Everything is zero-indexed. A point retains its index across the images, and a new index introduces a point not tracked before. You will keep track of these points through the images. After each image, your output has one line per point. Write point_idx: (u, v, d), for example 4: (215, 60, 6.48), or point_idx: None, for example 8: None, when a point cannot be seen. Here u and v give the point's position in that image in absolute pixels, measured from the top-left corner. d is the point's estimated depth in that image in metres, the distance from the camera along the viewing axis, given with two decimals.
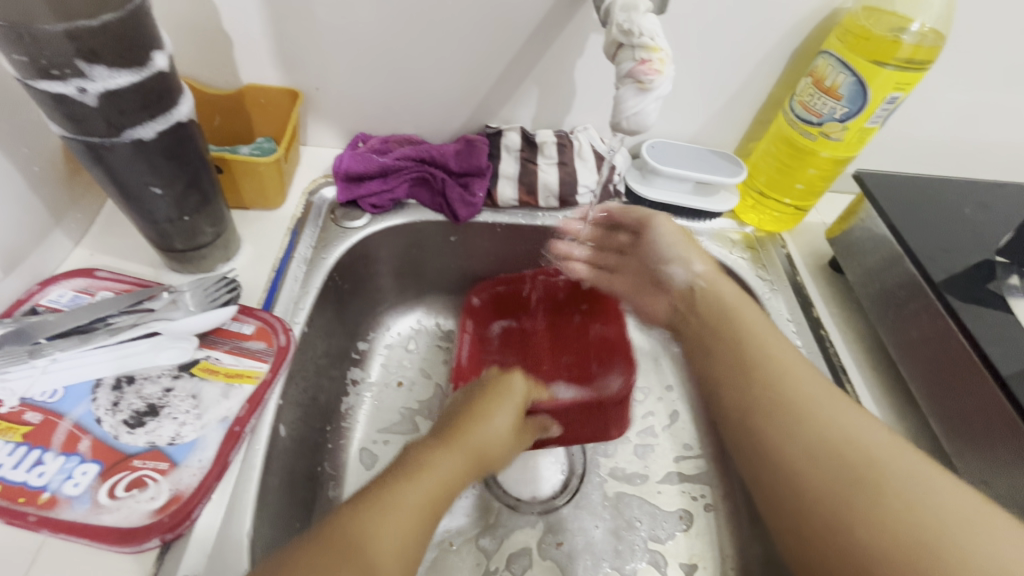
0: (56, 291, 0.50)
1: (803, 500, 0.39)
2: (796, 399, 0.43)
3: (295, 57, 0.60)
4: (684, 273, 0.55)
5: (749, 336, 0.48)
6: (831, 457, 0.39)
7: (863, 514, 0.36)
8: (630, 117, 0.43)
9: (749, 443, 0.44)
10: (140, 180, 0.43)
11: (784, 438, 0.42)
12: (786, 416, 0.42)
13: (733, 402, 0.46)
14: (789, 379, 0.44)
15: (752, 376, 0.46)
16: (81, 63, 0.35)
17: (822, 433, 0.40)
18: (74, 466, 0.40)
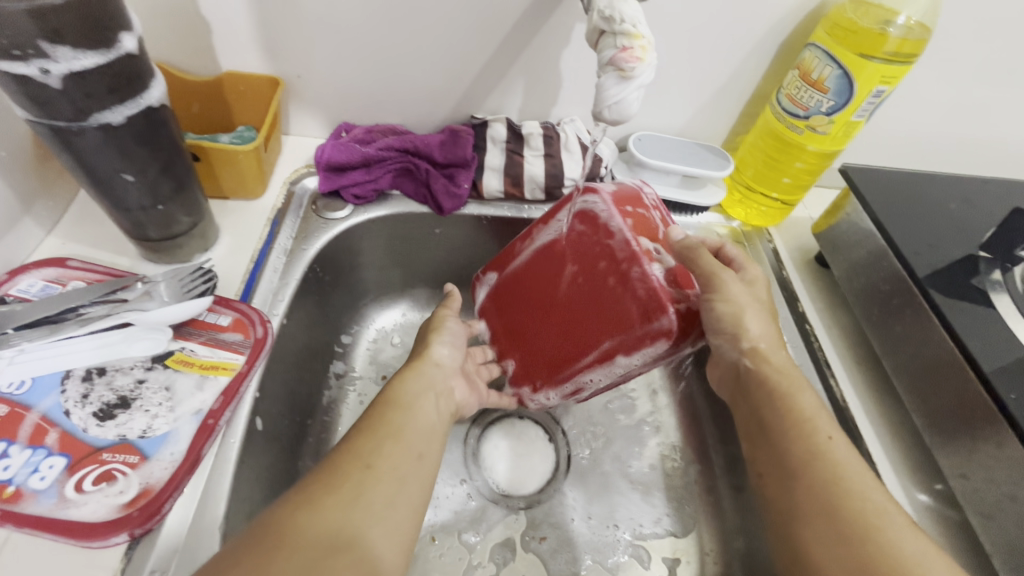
0: (26, 280, 0.49)
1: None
2: (853, 509, 0.38)
3: (275, 42, 0.58)
4: (730, 350, 0.47)
5: (802, 424, 0.43)
6: (874, 572, 0.35)
7: None
8: (612, 106, 0.42)
9: (786, 548, 0.40)
10: (111, 167, 0.42)
11: (829, 550, 0.37)
12: (839, 525, 0.38)
13: (782, 498, 0.41)
14: (842, 480, 0.39)
15: (801, 477, 0.41)
16: (42, 43, 0.33)
17: (871, 554, 0.36)
18: (40, 459, 0.39)
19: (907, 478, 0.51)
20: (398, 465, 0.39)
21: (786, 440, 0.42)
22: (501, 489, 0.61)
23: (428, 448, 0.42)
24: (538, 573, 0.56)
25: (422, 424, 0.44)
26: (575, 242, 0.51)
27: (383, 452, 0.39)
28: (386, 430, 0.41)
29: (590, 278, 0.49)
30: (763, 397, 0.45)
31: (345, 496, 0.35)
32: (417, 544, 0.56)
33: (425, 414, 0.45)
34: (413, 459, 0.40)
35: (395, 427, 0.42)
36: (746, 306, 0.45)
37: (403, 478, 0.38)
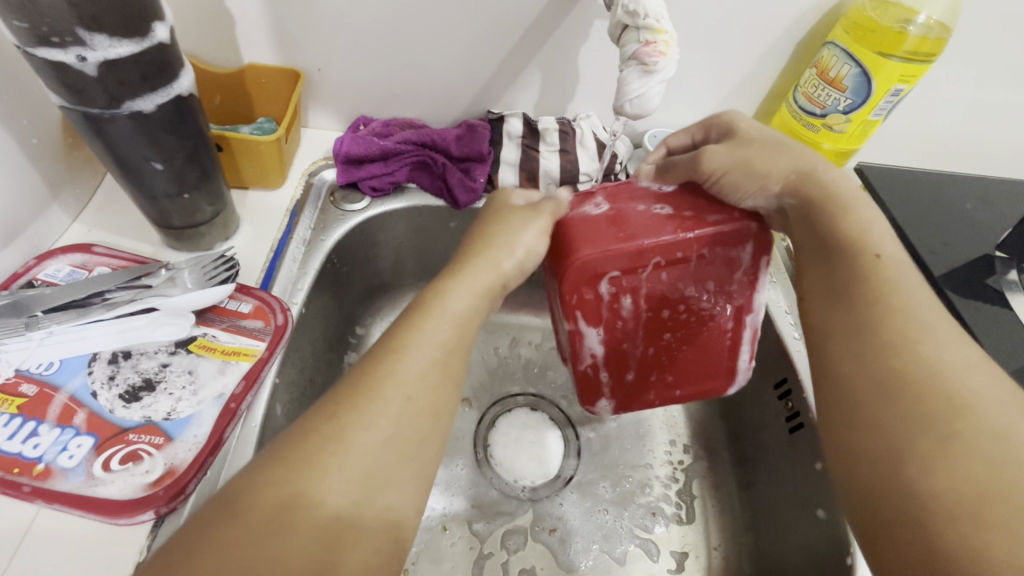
0: (53, 265, 0.50)
1: (856, 435, 0.35)
2: (896, 328, 0.35)
3: (297, 36, 0.59)
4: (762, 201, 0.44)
5: (850, 245, 0.40)
6: (911, 394, 0.33)
7: (929, 458, 0.31)
8: (634, 100, 0.42)
9: (817, 360, 0.39)
10: (141, 154, 0.43)
11: (860, 366, 0.35)
12: (879, 339, 0.35)
13: (820, 317, 0.39)
14: (892, 294, 0.37)
15: (845, 292, 0.38)
16: (81, 31, 0.34)
17: (909, 367, 0.34)
18: (69, 438, 0.40)
19: None
20: (409, 425, 0.34)
21: (830, 258, 0.40)
22: (512, 479, 0.61)
23: (456, 358, 0.38)
24: (549, 563, 0.57)
25: (453, 329, 0.39)
26: (621, 300, 0.47)
27: (389, 414, 0.34)
28: (394, 381, 0.35)
29: (656, 285, 0.47)
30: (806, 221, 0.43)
31: (348, 480, 0.31)
32: (430, 532, 0.56)
33: (466, 324, 0.40)
34: (424, 416, 0.35)
35: (441, 338, 0.38)
36: (744, 156, 0.44)
37: (416, 445, 0.34)
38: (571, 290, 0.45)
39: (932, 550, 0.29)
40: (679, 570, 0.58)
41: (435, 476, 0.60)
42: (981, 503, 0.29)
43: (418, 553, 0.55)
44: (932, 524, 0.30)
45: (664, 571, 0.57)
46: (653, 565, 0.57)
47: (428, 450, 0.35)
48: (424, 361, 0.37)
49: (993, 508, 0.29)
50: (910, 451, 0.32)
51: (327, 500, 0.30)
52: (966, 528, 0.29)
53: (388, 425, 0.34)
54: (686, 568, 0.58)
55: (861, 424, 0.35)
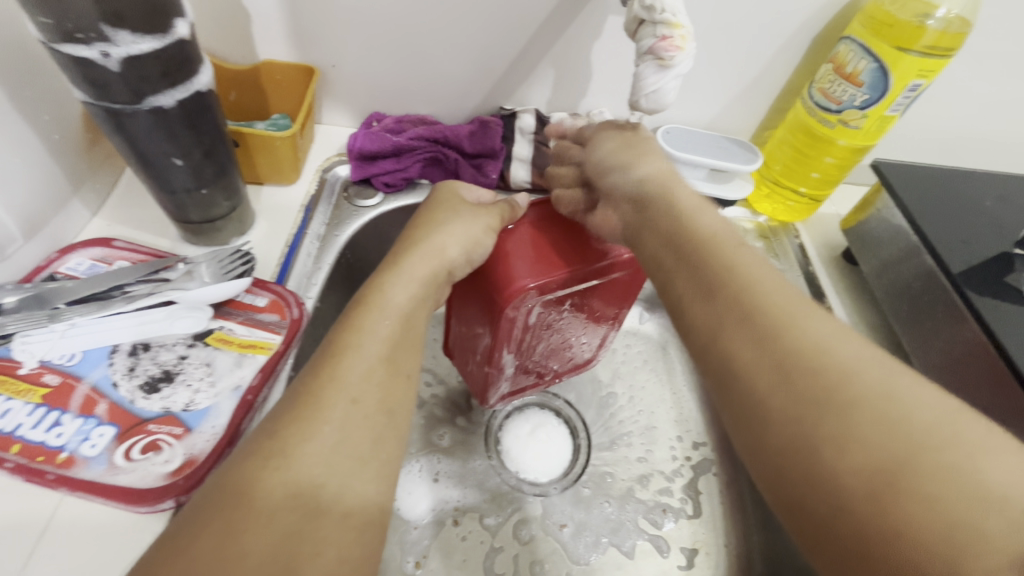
0: (75, 259, 0.51)
1: (766, 426, 0.31)
2: (773, 313, 0.34)
3: (312, 33, 0.59)
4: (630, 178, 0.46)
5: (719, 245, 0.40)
6: (801, 373, 0.31)
7: (835, 437, 0.29)
8: (650, 95, 0.43)
9: (699, 340, 0.37)
10: (161, 149, 0.44)
11: (753, 353, 0.33)
12: (747, 316, 0.35)
13: (699, 317, 0.37)
14: (758, 288, 0.36)
15: (719, 281, 0.37)
16: (104, 28, 0.35)
17: (793, 348, 0.32)
18: (91, 428, 0.41)
19: None
20: (359, 427, 0.35)
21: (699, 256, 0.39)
22: (516, 472, 0.61)
23: (402, 353, 0.40)
24: (558, 557, 0.57)
25: (392, 325, 0.40)
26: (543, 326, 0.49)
27: (334, 418, 0.34)
28: (337, 385, 0.36)
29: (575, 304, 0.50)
30: (650, 240, 0.43)
31: (299, 481, 0.31)
32: (442, 525, 0.57)
33: (412, 321, 0.42)
34: (375, 415, 0.36)
35: (380, 342, 0.39)
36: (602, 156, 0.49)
37: (369, 446, 0.34)
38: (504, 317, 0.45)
39: (863, 537, 0.26)
40: (689, 567, 0.57)
41: (448, 470, 0.60)
42: (894, 471, 0.27)
43: (429, 546, 0.55)
44: (856, 517, 0.27)
45: (674, 566, 0.57)
46: (663, 561, 0.57)
47: (386, 452, 0.35)
48: (369, 362, 0.38)
49: (911, 478, 0.26)
50: (816, 432, 0.29)
51: (292, 481, 0.31)
52: (886, 502, 0.26)
53: (335, 430, 0.34)
54: (696, 565, 0.58)
55: (757, 420, 0.32)
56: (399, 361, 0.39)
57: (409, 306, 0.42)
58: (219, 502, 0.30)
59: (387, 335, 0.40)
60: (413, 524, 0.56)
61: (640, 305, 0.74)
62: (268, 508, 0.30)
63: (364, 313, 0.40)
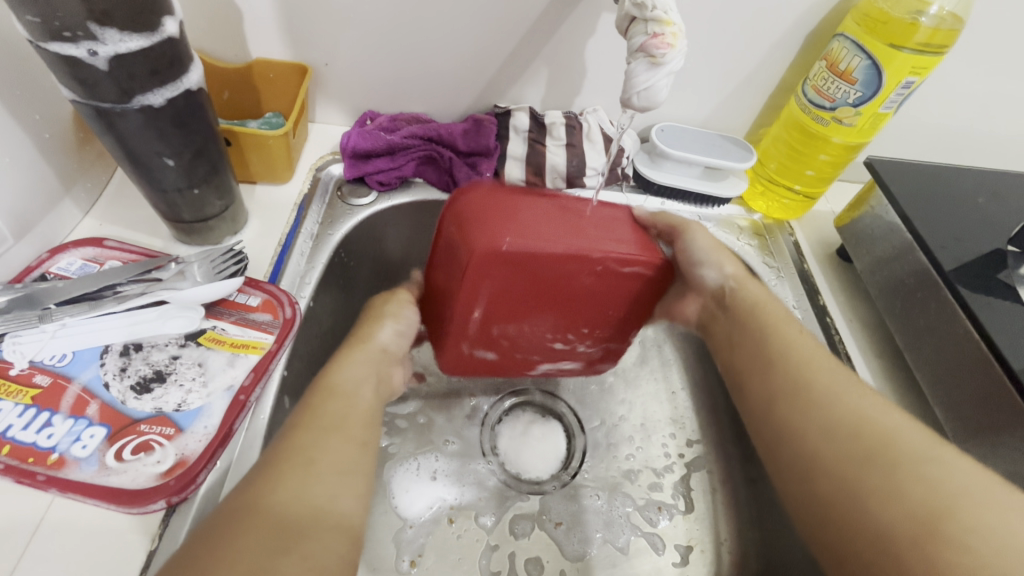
0: (66, 259, 0.50)
1: (817, 484, 0.40)
2: (829, 386, 0.43)
3: (305, 31, 0.59)
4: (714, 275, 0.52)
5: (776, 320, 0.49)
6: (848, 441, 0.39)
7: (878, 491, 0.36)
8: (641, 93, 0.43)
9: (760, 399, 0.46)
10: (151, 148, 0.44)
11: (807, 424, 0.42)
12: (800, 385, 0.44)
13: (761, 390, 0.46)
14: (817, 370, 0.44)
15: (778, 360, 0.46)
16: (91, 26, 0.35)
17: (842, 417, 0.41)
18: (82, 428, 0.41)
19: None
20: (320, 483, 0.35)
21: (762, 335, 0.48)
22: (516, 471, 0.62)
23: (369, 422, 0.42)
24: (554, 555, 0.57)
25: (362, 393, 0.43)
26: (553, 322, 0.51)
27: (291, 480, 0.34)
28: (295, 449, 0.36)
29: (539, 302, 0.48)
30: (737, 315, 0.51)
31: (293, 498, 0.34)
32: (437, 524, 0.57)
33: (366, 401, 0.43)
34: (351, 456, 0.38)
35: (336, 416, 0.40)
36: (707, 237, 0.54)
37: (328, 495, 0.35)
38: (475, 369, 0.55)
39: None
40: (683, 564, 0.58)
41: (446, 468, 0.60)
42: (935, 522, 0.33)
43: (424, 545, 0.55)
44: (895, 551, 0.34)
45: (669, 564, 0.57)
46: (658, 559, 0.57)
47: (347, 501, 0.35)
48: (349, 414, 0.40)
49: (950, 527, 0.33)
50: (858, 488, 0.37)
51: (282, 503, 0.33)
52: (925, 547, 0.33)
53: (319, 469, 0.36)
54: (691, 563, 0.58)
55: (809, 472, 0.40)
56: (354, 431, 0.40)
57: (365, 393, 0.43)
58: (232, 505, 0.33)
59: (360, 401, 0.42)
60: (409, 523, 0.56)
61: None
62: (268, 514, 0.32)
63: (318, 399, 0.41)
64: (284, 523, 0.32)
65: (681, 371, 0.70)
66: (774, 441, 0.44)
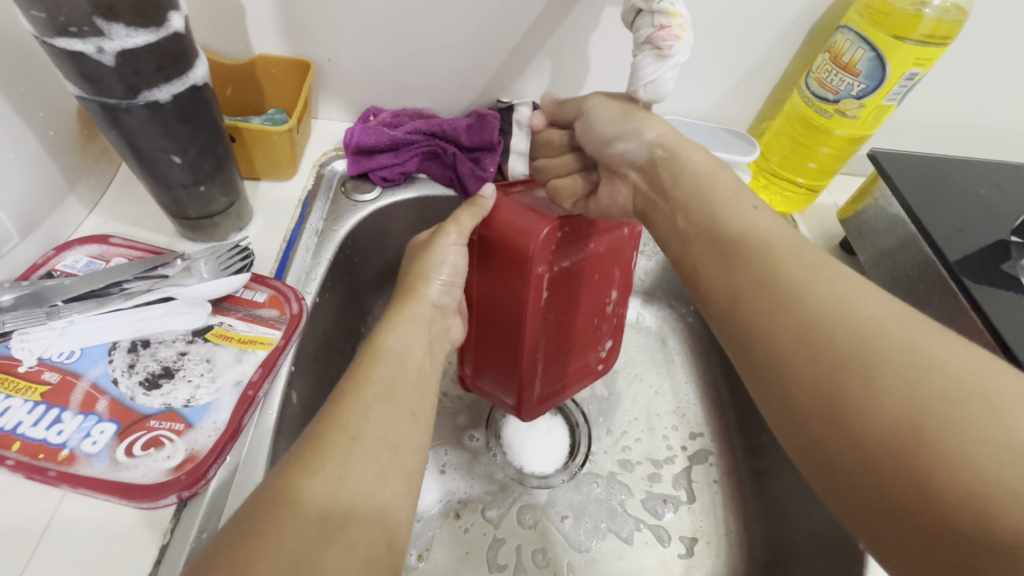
0: (72, 256, 0.50)
1: (792, 388, 0.31)
2: (792, 274, 0.33)
3: (308, 28, 0.59)
4: (636, 146, 0.45)
5: (727, 197, 0.39)
6: (822, 338, 0.30)
7: (861, 399, 0.28)
8: (648, 85, 0.43)
9: (719, 293, 0.36)
10: (156, 144, 0.44)
11: (777, 322, 0.32)
12: (764, 270, 0.34)
13: (716, 281, 0.36)
14: (781, 250, 0.34)
15: (737, 252, 0.36)
16: (98, 21, 0.35)
17: (815, 311, 0.31)
18: (92, 424, 0.41)
19: None
20: (352, 485, 0.33)
21: (714, 212, 0.39)
22: (519, 465, 0.62)
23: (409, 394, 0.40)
24: (560, 547, 0.57)
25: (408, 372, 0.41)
26: (589, 282, 0.50)
27: (336, 455, 0.34)
28: (341, 424, 0.36)
29: (567, 278, 0.48)
30: (679, 198, 0.41)
31: (323, 488, 0.32)
32: (445, 518, 0.57)
33: (418, 362, 0.43)
34: (379, 448, 0.35)
35: (382, 387, 0.39)
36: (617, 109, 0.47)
37: (373, 481, 0.34)
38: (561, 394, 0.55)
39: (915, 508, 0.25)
40: (689, 555, 0.58)
41: (455, 461, 0.61)
42: (926, 433, 0.26)
43: (432, 539, 0.55)
44: (886, 473, 0.27)
45: (675, 556, 0.58)
46: (664, 550, 0.58)
47: (393, 483, 0.35)
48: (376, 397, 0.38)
49: (941, 438, 0.26)
50: (839, 398, 0.29)
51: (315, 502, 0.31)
52: (919, 467, 0.26)
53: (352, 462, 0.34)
54: (696, 554, 0.58)
55: (776, 375, 0.32)
56: (401, 399, 0.39)
57: (416, 353, 0.43)
58: (265, 498, 0.32)
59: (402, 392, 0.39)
60: (418, 516, 0.56)
61: (639, 300, 0.75)
62: (307, 507, 0.31)
63: (372, 365, 0.40)
64: (329, 505, 0.32)
65: (684, 365, 0.71)
66: (734, 343, 0.35)
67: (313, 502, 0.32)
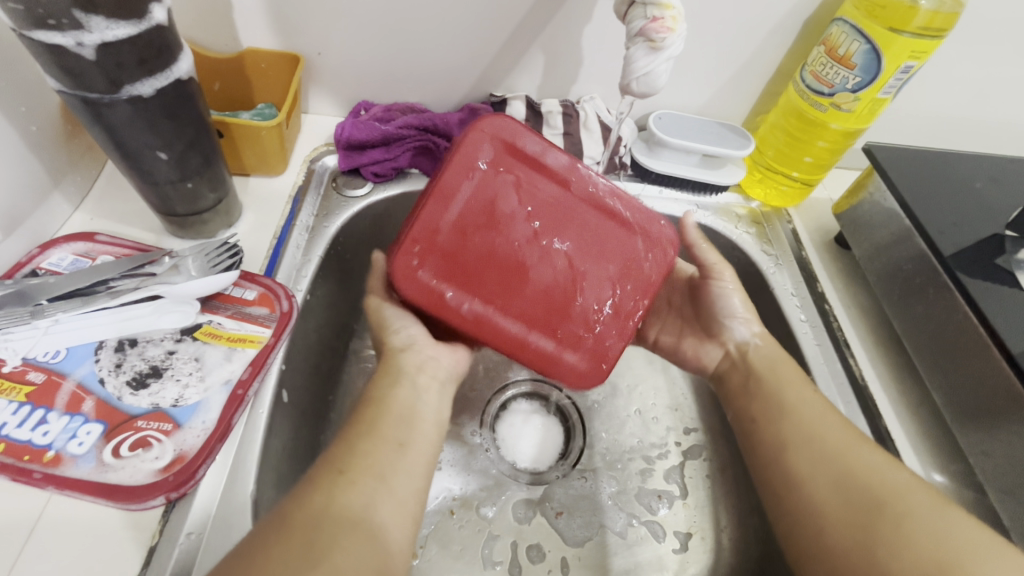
0: (57, 254, 0.50)
1: (817, 529, 0.40)
2: (823, 435, 0.44)
3: (297, 21, 0.58)
4: (744, 331, 0.54)
5: (770, 368, 0.50)
6: (859, 490, 0.40)
7: (887, 549, 0.37)
8: (641, 78, 0.43)
9: (758, 442, 0.47)
10: (141, 140, 0.43)
11: (816, 473, 0.42)
12: (797, 424, 0.45)
13: (756, 457, 0.47)
14: (822, 425, 0.44)
15: (784, 426, 0.46)
16: (77, 13, 0.34)
17: (856, 470, 0.41)
18: (78, 425, 0.40)
19: (924, 456, 0.51)
20: (340, 509, 0.33)
21: (766, 386, 0.49)
22: (512, 461, 0.61)
23: (399, 426, 0.40)
24: (555, 544, 0.57)
25: (399, 410, 0.41)
26: (516, 238, 0.44)
27: (323, 487, 0.34)
28: (329, 460, 0.36)
29: (473, 255, 0.43)
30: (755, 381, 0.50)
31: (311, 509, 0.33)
32: (439, 515, 0.57)
33: (403, 401, 0.42)
34: (366, 474, 0.36)
35: (367, 424, 0.39)
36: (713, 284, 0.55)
37: (361, 506, 0.34)
38: (633, 321, 0.46)
39: None
40: (684, 551, 0.58)
41: (451, 457, 0.60)
42: None
43: (427, 537, 0.55)
44: None
45: (670, 551, 0.58)
46: (659, 546, 0.58)
47: (383, 508, 0.35)
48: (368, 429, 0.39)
49: None
50: (869, 550, 0.37)
51: (306, 521, 0.32)
52: None
53: (340, 489, 0.35)
54: (691, 549, 0.58)
55: (800, 505, 0.42)
56: (388, 431, 0.39)
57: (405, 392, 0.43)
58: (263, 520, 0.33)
59: (391, 428, 0.40)
60: None
61: None
62: (297, 527, 0.32)
63: (361, 408, 0.41)
64: (317, 528, 0.32)
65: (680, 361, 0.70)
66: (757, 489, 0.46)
67: (305, 519, 0.32)
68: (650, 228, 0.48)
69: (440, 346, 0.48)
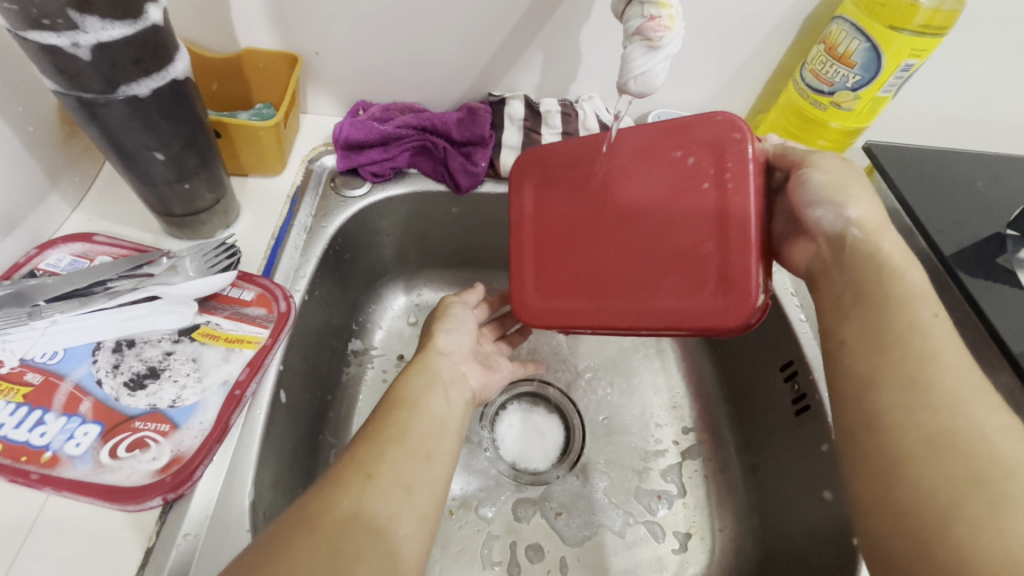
0: (55, 255, 0.50)
1: (891, 485, 0.33)
2: (943, 381, 0.34)
3: (294, 21, 0.58)
4: (833, 220, 0.41)
5: (899, 290, 0.38)
6: (956, 452, 0.31)
7: (971, 521, 0.29)
8: (638, 77, 0.41)
9: (853, 369, 0.37)
10: (137, 139, 0.43)
11: (910, 419, 0.33)
12: (907, 356, 0.35)
13: (844, 387, 0.37)
14: (942, 368, 0.34)
15: (888, 360, 0.36)
16: (72, 13, 0.34)
17: (960, 427, 0.32)
18: (75, 426, 0.40)
19: None
20: (364, 520, 0.33)
21: (880, 304, 0.38)
22: (511, 461, 0.61)
23: (428, 436, 0.40)
24: (555, 545, 0.57)
25: (427, 420, 0.41)
26: (596, 221, 0.48)
27: (351, 491, 0.34)
28: (357, 463, 0.36)
29: (555, 266, 0.49)
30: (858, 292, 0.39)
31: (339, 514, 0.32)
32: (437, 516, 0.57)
33: (434, 409, 0.42)
34: (394, 485, 0.35)
35: (398, 430, 0.39)
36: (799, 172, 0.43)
37: (386, 518, 0.33)
38: (746, 232, 0.40)
39: None
40: (683, 551, 0.58)
41: None
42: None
43: None
44: None
45: (670, 552, 0.58)
46: (659, 546, 0.58)
47: (405, 523, 0.34)
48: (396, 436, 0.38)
49: None
50: (945, 517, 0.30)
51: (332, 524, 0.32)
52: None
53: (367, 497, 0.34)
54: (690, 550, 0.58)
55: (875, 452, 0.34)
56: (414, 443, 0.38)
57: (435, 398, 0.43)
58: (291, 515, 0.33)
59: (420, 440, 0.39)
60: None
61: None
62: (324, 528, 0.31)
63: (391, 410, 0.41)
64: (339, 538, 0.31)
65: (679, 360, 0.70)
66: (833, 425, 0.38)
67: (332, 521, 0.32)
68: (700, 130, 0.43)
69: (472, 365, 0.51)
